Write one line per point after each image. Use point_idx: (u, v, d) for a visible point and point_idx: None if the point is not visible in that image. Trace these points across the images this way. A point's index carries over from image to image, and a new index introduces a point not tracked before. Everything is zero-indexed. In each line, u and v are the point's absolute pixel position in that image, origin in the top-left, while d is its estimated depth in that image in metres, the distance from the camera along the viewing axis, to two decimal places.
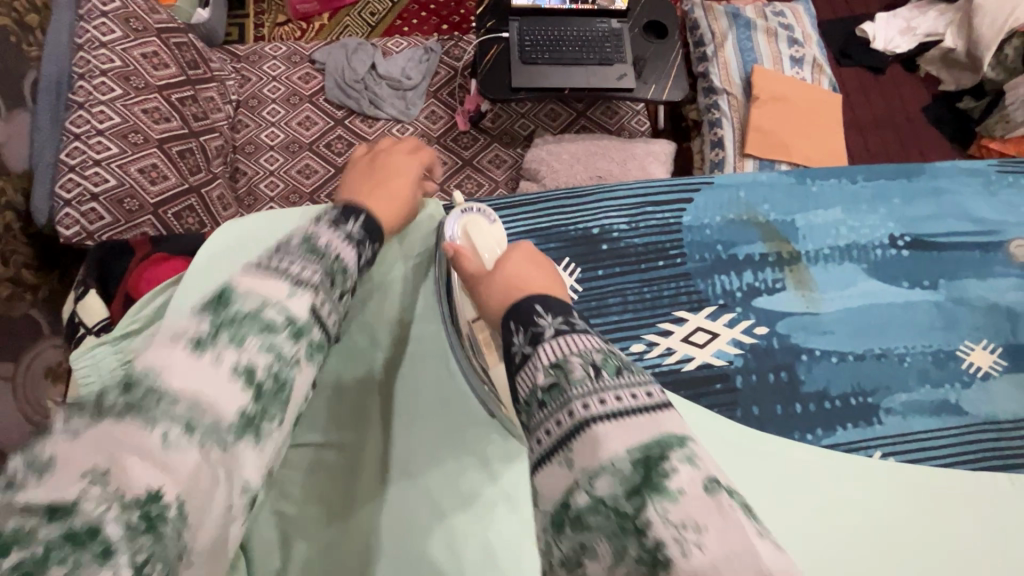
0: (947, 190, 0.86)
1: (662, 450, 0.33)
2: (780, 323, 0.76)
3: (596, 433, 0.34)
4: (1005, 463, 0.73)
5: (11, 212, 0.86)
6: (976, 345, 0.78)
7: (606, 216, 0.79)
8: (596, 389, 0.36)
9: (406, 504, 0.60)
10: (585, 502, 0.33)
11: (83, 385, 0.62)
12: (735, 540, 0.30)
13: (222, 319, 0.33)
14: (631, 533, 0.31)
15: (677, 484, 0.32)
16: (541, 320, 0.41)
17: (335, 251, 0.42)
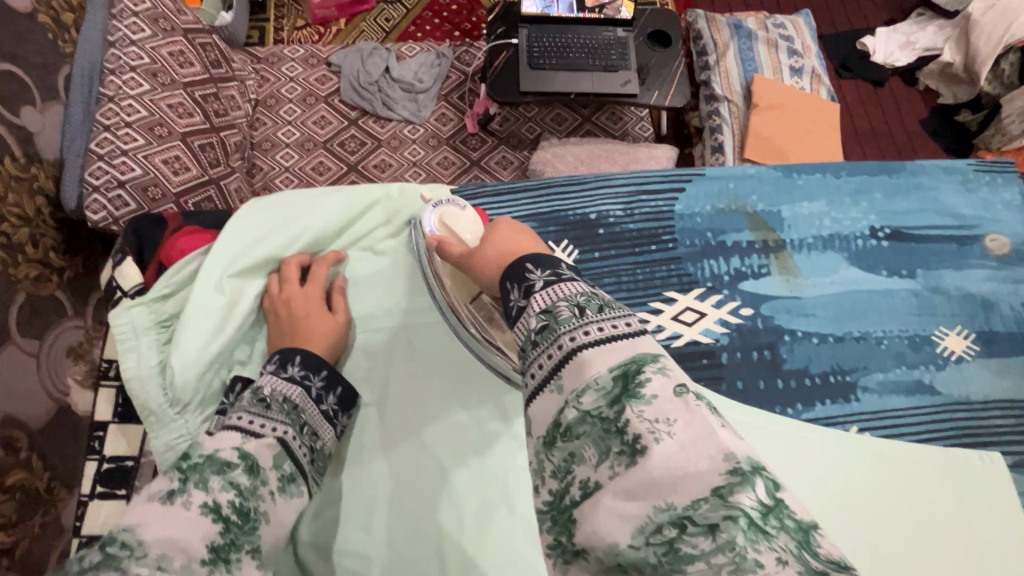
0: (927, 186, 0.91)
1: (637, 365, 0.37)
2: (765, 306, 0.81)
3: (584, 357, 0.38)
4: (974, 439, 0.78)
5: (42, 197, 0.89)
6: (951, 332, 0.83)
7: (603, 203, 0.85)
8: (581, 323, 0.40)
9: (441, 481, 0.68)
10: (573, 416, 0.37)
11: (121, 344, 0.67)
12: (701, 427, 0.34)
13: (187, 473, 0.47)
14: (613, 433, 0.35)
15: (649, 390, 0.35)
16: (531, 275, 0.45)
17: (285, 394, 0.59)
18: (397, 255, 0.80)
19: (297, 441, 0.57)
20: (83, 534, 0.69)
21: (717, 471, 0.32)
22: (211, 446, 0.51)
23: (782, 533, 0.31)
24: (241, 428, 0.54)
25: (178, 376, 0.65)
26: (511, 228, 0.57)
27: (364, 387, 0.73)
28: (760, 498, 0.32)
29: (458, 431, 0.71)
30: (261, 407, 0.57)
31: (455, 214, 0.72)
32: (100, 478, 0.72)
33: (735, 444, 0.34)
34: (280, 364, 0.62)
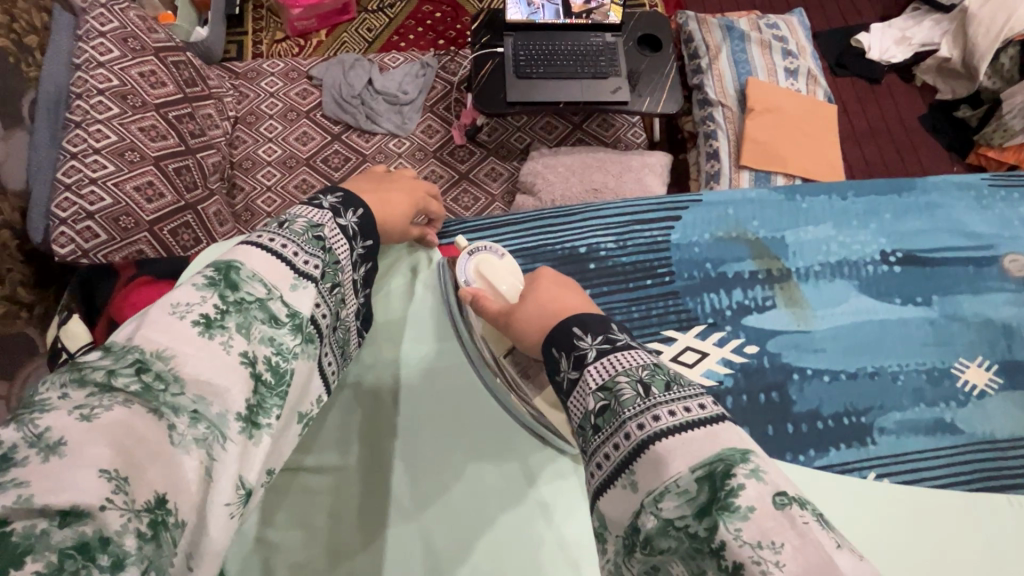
0: (939, 205, 0.84)
1: (725, 466, 0.31)
2: (771, 342, 0.75)
3: (659, 452, 0.34)
4: (1004, 483, 0.71)
5: (9, 232, 0.84)
6: (972, 363, 0.77)
7: (594, 235, 0.78)
8: (648, 407, 0.36)
9: (437, 530, 0.58)
10: (653, 525, 0.33)
11: None
12: (815, 555, 0.28)
13: (231, 303, 0.39)
14: (707, 555, 0.30)
15: (746, 500, 0.30)
16: (582, 343, 0.41)
17: (334, 247, 0.50)
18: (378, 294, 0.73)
19: (326, 306, 0.47)
20: None
21: None
22: (261, 278, 0.42)
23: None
24: (280, 252, 0.44)
25: None
26: (553, 281, 0.53)
27: (338, 450, 0.62)
28: None
29: (458, 474, 0.61)
30: (309, 240, 0.47)
31: (493, 261, 0.65)
32: None
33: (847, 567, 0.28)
34: (340, 209, 0.53)
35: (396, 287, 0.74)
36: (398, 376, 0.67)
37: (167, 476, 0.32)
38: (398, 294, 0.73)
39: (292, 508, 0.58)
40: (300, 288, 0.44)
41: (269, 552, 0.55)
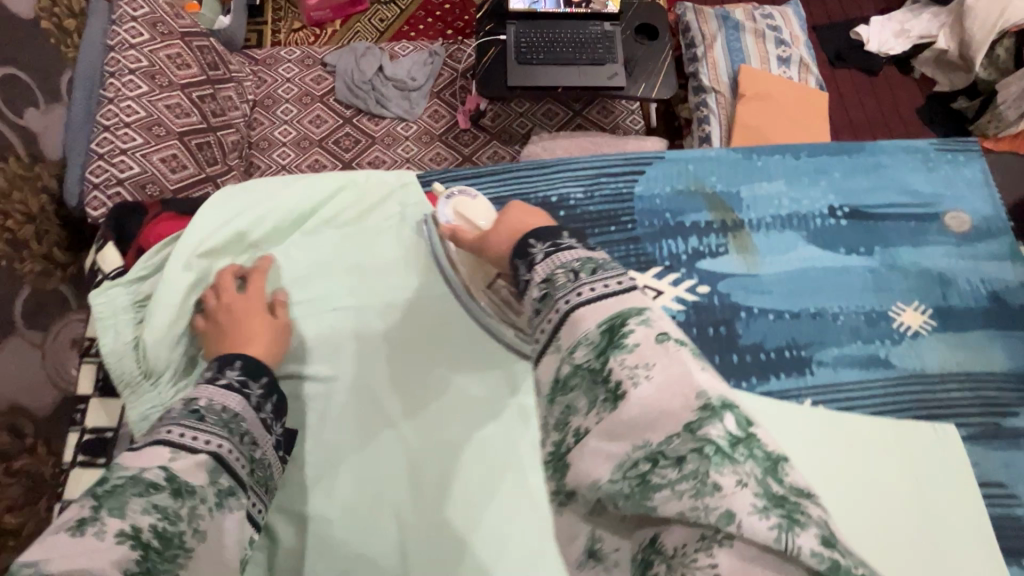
0: (887, 165, 0.91)
1: (622, 319, 0.40)
2: (722, 283, 0.83)
3: (577, 317, 0.42)
4: (928, 413, 0.79)
5: (47, 195, 0.98)
6: (909, 307, 0.84)
7: (564, 186, 0.87)
8: (575, 287, 0.43)
9: (423, 431, 0.73)
10: (567, 369, 0.41)
11: (101, 324, 0.71)
12: (676, 369, 0.37)
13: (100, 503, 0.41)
14: (601, 383, 0.39)
15: (632, 339, 0.39)
16: (534, 248, 0.49)
17: (222, 403, 0.55)
18: (371, 225, 0.83)
19: (233, 452, 0.52)
20: (65, 501, 0.68)
21: (689, 409, 0.36)
22: (133, 466, 0.46)
23: (750, 460, 0.35)
24: (170, 441, 0.49)
25: (150, 350, 0.69)
26: (521, 207, 0.58)
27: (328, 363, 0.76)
28: (729, 429, 0.35)
29: (437, 386, 0.75)
30: (194, 418, 0.52)
31: (468, 202, 0.74)
32: (81, 447, 0.70)
33: (701, 379, 0.37)
34: (218, 372, 0.59)
35: (388, 218, 0.83)
36: (375, 300, 0.79)
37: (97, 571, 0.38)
38: (388, 226, 0.83)
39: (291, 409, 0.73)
40: (177, 459, 0.47)
41: None
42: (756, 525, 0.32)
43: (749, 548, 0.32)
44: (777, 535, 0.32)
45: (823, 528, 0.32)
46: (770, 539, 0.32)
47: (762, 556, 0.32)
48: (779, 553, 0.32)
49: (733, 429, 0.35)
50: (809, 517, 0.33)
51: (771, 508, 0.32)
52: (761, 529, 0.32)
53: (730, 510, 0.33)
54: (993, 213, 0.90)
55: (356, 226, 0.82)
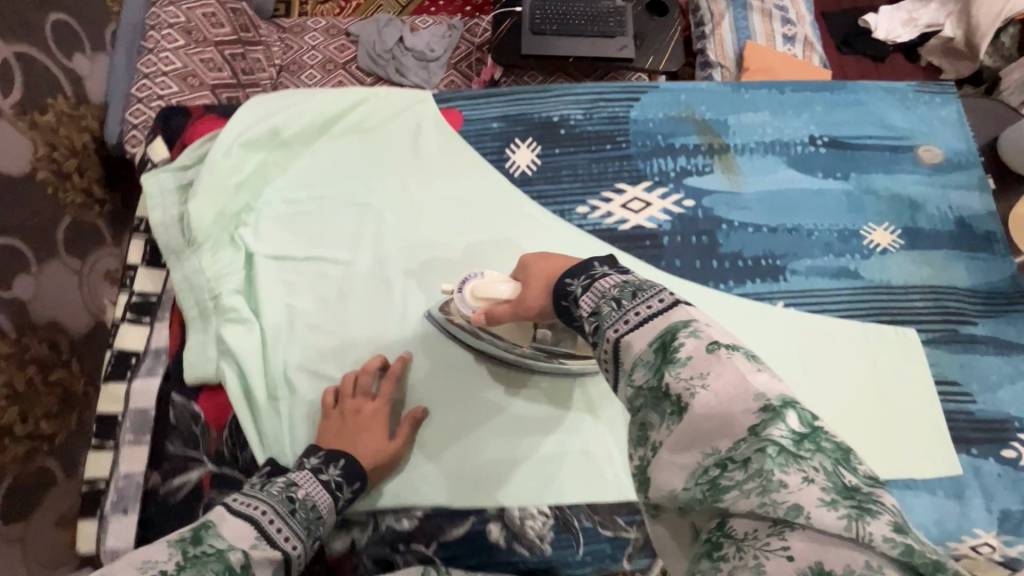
0: (866, 102, 0.99)
1: (672, 334, 0.46)
2: (706, 198, 0.91)
3: (628, 342, 0.48)
4: (894, 318, 0.86)
5: (88, 134, 1.15)
6: (879, 227, 0.91)
7: (565, 107, 0.95)
8: (621, 315, 0.50)
9: (463, 460, 0.76)
10: (631, 392, 0.47)
11: (150, 200, 0.81)
12: (733, 375, 0.42)
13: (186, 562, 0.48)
14: (663, 398, 0.45)
15: (684, 352, 0.45)
16: (572, 285, 0.56)
17: (313, 500, 0.62)
18: (391, 134, 0.92)
19: (301, 558, 0.57)
20: (115, 348, 0.78)
21: (753, 412, 0.41)
22: (224, 539, 0.52)
23: (818, 454, 0.39)
24: (261, 525, 0.55)
25: (194, 221, 0.79)
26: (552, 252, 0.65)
27: (348, 249, 0.85)
28: (792, 428, 0.40)
29: (476, 413, 0.79)
30: (286, 508, 0.59)
31: (480, 281, 0.72)
32: (129, 306, 0.80)
33: (757, 381, 0.42)
34: (321, 465, 0.65)
35: (407, 127, 0.92)
36: (394, 201, 0.88)
37: None
38: (406, 134, 0.92)
39: (314, 285, 0.83)
40: (260, 547, 0.53)
41: (293, 310, 0.81)
42: (824, 515, 0.36)
43: (820, 535, 0.36)
44: (846, 523, 0.35)
45: (894, 515, 0.36)
46: (839, 528, 0.35)
47: (836, 541, 0.36)
48: (851, 540, 0.35)
49: (796, 427, 0.40)
50: (880, 504, 0.37)
51: (839, 501, 0.36)
52: (830, 518, 0.36)
53: (797, 503, 0.37)
54: (964, 148, 0.97)
55: (378, 134, 0.91)
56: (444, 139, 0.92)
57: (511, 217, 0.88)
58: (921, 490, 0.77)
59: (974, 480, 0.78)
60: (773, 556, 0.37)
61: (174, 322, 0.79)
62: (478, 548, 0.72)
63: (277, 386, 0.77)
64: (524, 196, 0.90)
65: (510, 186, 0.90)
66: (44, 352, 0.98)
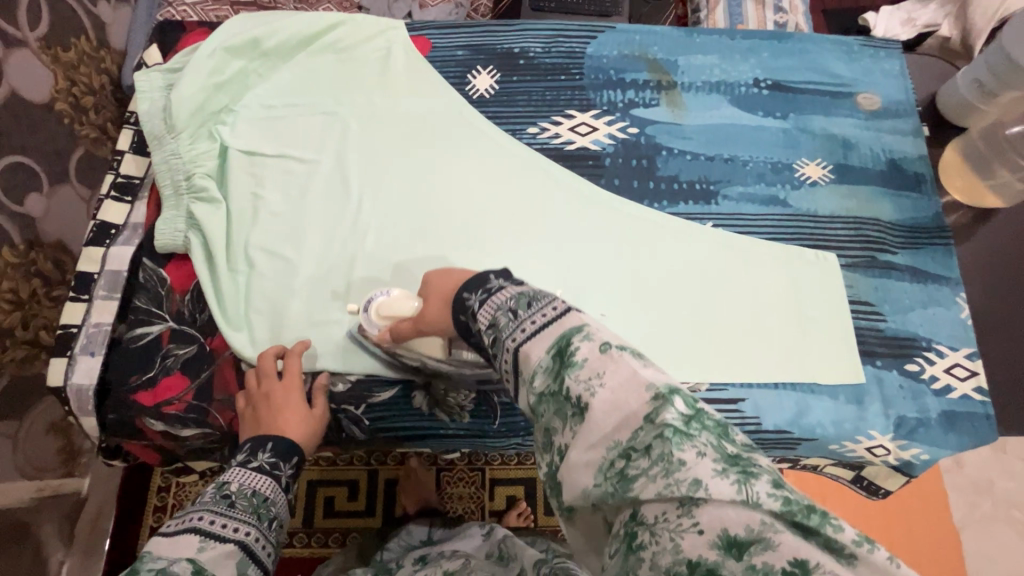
0: (810, 52, 1.04)
1: (567, 339, 0.49)
2: (649, 127, 0.98)
3: (527, 353, 0.50)
4: (816, 244, 0.91)
5: (107, 77, 1.22)
6: (811, 162, 0.97)
7: (526, 41, 1.03)
8: (518, 324, 0.52)
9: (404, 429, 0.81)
10: (533, 398, 0.49)
11: (140, 93, 0.91)
12: (625, 372, 0.45)
13: None
14: (561, 399, 0.47)
15: (579, 356, 0.47)
16: (469, 298, 0.58)
17: (254, 488, 0.61)
18: (363, 54, 1.00)
19: (262, 540, 0.58)
20: (98, 219, 0.87)
21: (646, 403, 0.43)
22: (164, 557, 0.51)
23: (703, 431, 0.42)
24: (202, 531, 0.54)
25: (175, 109, 0.88)
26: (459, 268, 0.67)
27: (314, 151, 0.93)
28: (681, 411, 0.43)
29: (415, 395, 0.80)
30: (224, 505, 0.58)
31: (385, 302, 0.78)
32: (114, 185, 0.89)
33: (646, 373, 0.45)
34: (249, 455, 0.65)
35: (379, 50, 1.01)
36: (358, 114, 0.96)
37: None
38: (378, 56, 1.00)
39: (277, 180, 0.91)
40: (206, 549, 0.53)
41: (258, 198, 0.89)
42: (719, 485, 0.39)
43: (721, 505, 0.39)
44: (739, 487, 0.39)
45: (773, 473, 0.40)
46: (734, 493, 0.39)
47: (733, 507, 0.38)
48: (744, 503, 0.38)
49: (683, 410, 0.43)
50: (759, 467, 0.40)
51: (729, 468, 0.40)
52: (724, 487, 0.39)
53: (695, 478, 0.39)
54: (903, 98, 1.02)
55: (351, 54, 1.00)
56: (412, 62, 1.00)
57: (469, 136, 0.96)
58: (766, 390, 0.82)
59: (875, 388, 0.83)
60: (686, 535, 0.39)
61: (152, 201, 0.89)
62: (402, 411, 0.80)
63: (237, 259, 0.85)
64: (479, 115, 0.97)
65: (467, 106, 0.98)
66: (49, 269, 1.05)
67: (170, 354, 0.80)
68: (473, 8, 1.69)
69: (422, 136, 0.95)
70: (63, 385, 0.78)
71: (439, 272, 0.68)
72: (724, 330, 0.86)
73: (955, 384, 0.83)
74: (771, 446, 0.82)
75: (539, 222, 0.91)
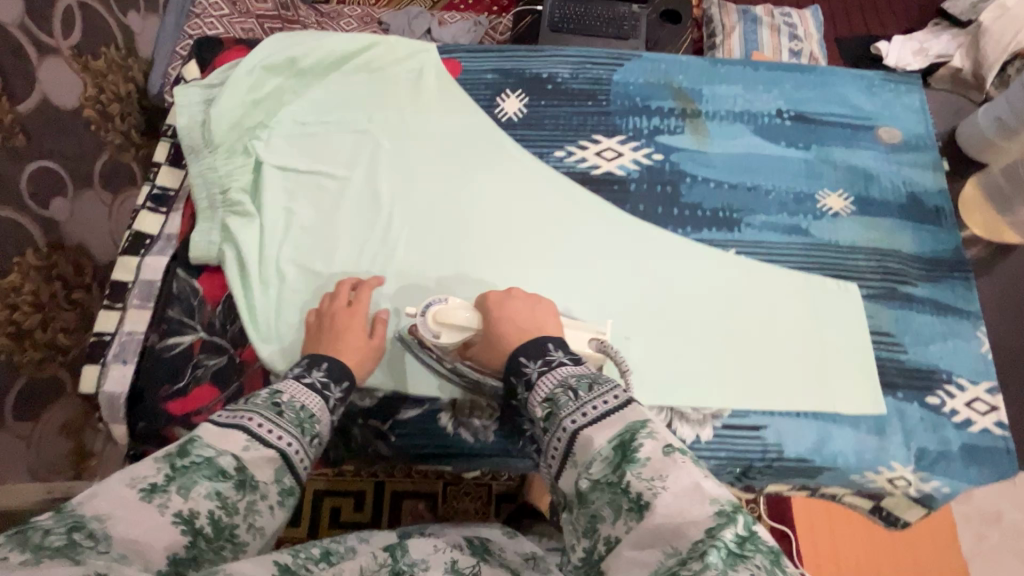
0: (833, 84, 1.07)
1: (631, 434, 0.50)
2: (674, 154, 1.00)
3: (587, 436, 0.52)
4: (837, 274, 0.93)
5: (133, 85, 1.25)
6: (833, 193, 0.98)
7: (554, 67, 1.05)
8: (578, 405, 0.54)
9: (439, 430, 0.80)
10: (586, 484, 0.50)
11: (178, 107, 0.93)
12: (687, 480, 0.45)
13: (175, 472, 0.47)
14: (620, 490, 0.47)
15: (642, 453, 0.48)
16: (527, 367, 0.62)
17: (302, 402, 0.62)
18: (396, 75, 1.02)
19: (301, 454, 0.57)
20: (133, 229, 0.89)
21: (708, 516, 0.43)
22: (213, 445, 0.50)
23: (759, 554, 0.41)
24: (250, 430, 0.54)
25: (214, 124, 0.90)
26: (528, 309, 0.72)
27: (346, 168, 0.95)
28: (739, 532, 0.42)
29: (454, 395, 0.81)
30: (274, 412, 0.58)
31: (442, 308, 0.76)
32: (150, 197, 0.91)
33: (711, 489, 0.45)
34: (302, 372, 0.67)
35: (413, 70, 1.03)
36: (390, 133, 0.98)
37: (145, 525, 0.43)
38: (411, 77, 1.03)
39: (309, 196, 0.92)
40: (251, 450, 0.52)
41: (291, 214, 0.90)
42: None
43: None
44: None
45: None
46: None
47: None
48: None
49: (743, 532, 0.42)
50: None
51: None
52: None
53: None
54: (923, 132, 1.04)
55: (385, 74, 1.02)
56: (444, 84, 1.02)
57: (498, 157, 0.98)
58: (787, 417, 0.83)
59: (896, 420, 0.83)
60: None
61: (187, 213, 0.91)
62: (425, 430, 0.80)
63: (269, 272, 0.86)
64: (508, 137, 0.99)
65: (497, 128, 1.00)
66: (69, 272, 1.06)
67: (200, 365, 0.81)
68: (492, 27, 1.74)
69: (455, 155, 0.97)
70: (96, 392, 0.79)
71: (502, 291, 0.75)
72: (747, 355, 0.87)
73: (974, 417, 0.84)
74: (792, 475, 0.82)
75: (565, 240, 0.93)
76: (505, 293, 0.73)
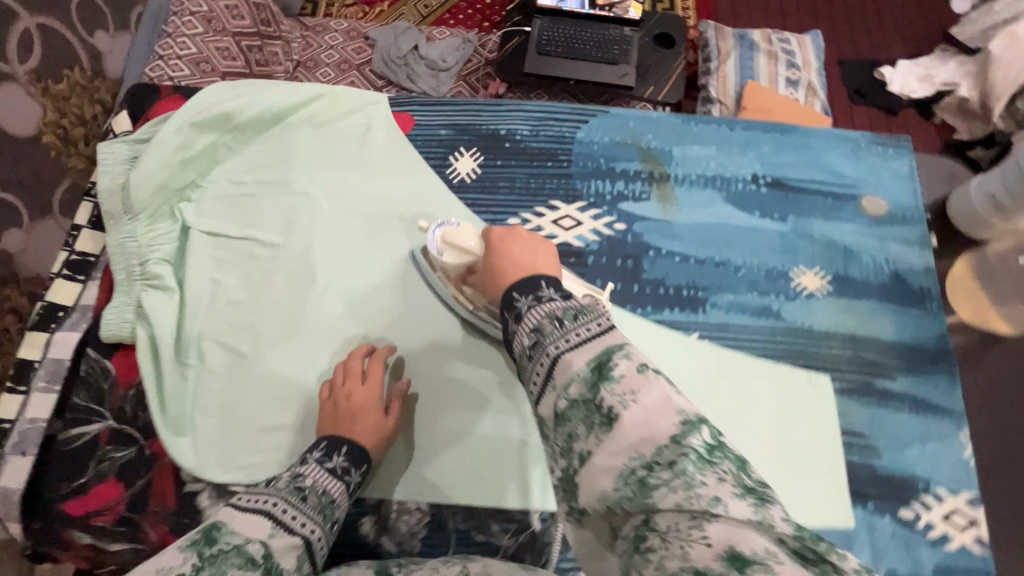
0: (815, 147, 0.99)
1: (608, 356, 0.44)
2: (637, 224, 0.92)
3: (566, 360, 0.45)
4: (808, 364, 0.85)
5: (100, 107, 1.16)
6: (808, 271, 0.91)
7: (512, 123, 0.98)
8: (562, 333, 0.47)
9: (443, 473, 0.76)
10: (564, 403, 0.44)
11: (101, 167, 0.87)
12: (659, 395, 0.41)
13: (204, 561, 0.45)
14: (595, 409, 0.42)
15: (619, 372, 0.43)
16: (518, 301, 0.53)
17: (324, 487, 0.60)
18: (342, 131, 0.96)
19: (322, 538, 0.54)
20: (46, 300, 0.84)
21: (674, 424, 0.40)
22: (239, 534, 0.48)
23: (726, 461, 0.38)
24: (275, 516, 0.51)
25: (134, 188, 0.84)
26: (524, 249, 0.65)
27: (281, 234, 0.88)
28: (705, 439, 0.39)
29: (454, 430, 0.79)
30: (297, 498, 0.56)
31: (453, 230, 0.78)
32: (66, 263, 0.86)
33: (679, 400, 0.41)
34: (324, 455, 0.64)
35: (361, 126, 0.96)
36: (333, 196, 0.91)
37: None
38: (359, 133, 0.96)
39: (239, 268, 0.86)
40: (278, 536, 0.49)
41: (217, 286, 0.84)
42: (738, 505, 0.35)
43: (734, 521, 0.34)
44: (756, 510, 0.35)
45: None
46: (750, 513, 0.35)
47: (747, 529, 0.34)
48: (760, 525, 0.34)
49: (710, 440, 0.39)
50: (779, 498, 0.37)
51: (746, 491, 0.36)
52: (743, 509, 0.35)
53: (716, 494, 0.35)
54: (910, 204, 0.96)
55: (330, 130, 0.95)
56: (394, 143, 0.96)
57: None
58: None
59: (865, 537, 0.76)
60: (693, 544, 0.34)
61: (103, 284, 0.85)
62: (346, 538, 0.73)
63: (188, 354, 0.80)
64: (458, 203, 0.92)
65: (446, 190, 0.93)
66: (26, 305, 1.00)
67: (106, 458, 0.74)
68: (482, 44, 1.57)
69: (405, 221, 0.90)
70: None
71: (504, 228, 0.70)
72: None
73: (952, 533, 0.76)
74: None
75: None
76: (506, 232, 0.68)
